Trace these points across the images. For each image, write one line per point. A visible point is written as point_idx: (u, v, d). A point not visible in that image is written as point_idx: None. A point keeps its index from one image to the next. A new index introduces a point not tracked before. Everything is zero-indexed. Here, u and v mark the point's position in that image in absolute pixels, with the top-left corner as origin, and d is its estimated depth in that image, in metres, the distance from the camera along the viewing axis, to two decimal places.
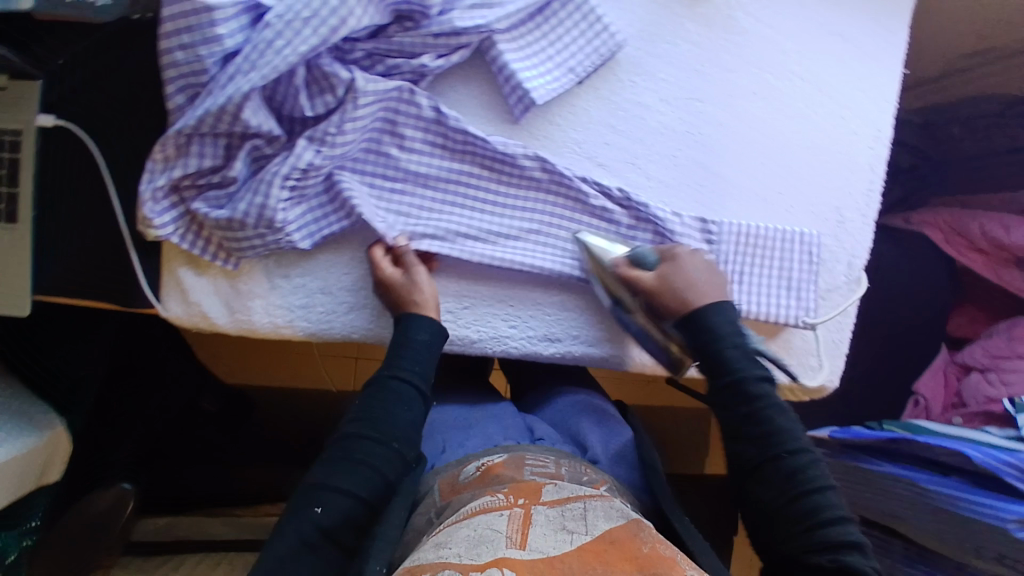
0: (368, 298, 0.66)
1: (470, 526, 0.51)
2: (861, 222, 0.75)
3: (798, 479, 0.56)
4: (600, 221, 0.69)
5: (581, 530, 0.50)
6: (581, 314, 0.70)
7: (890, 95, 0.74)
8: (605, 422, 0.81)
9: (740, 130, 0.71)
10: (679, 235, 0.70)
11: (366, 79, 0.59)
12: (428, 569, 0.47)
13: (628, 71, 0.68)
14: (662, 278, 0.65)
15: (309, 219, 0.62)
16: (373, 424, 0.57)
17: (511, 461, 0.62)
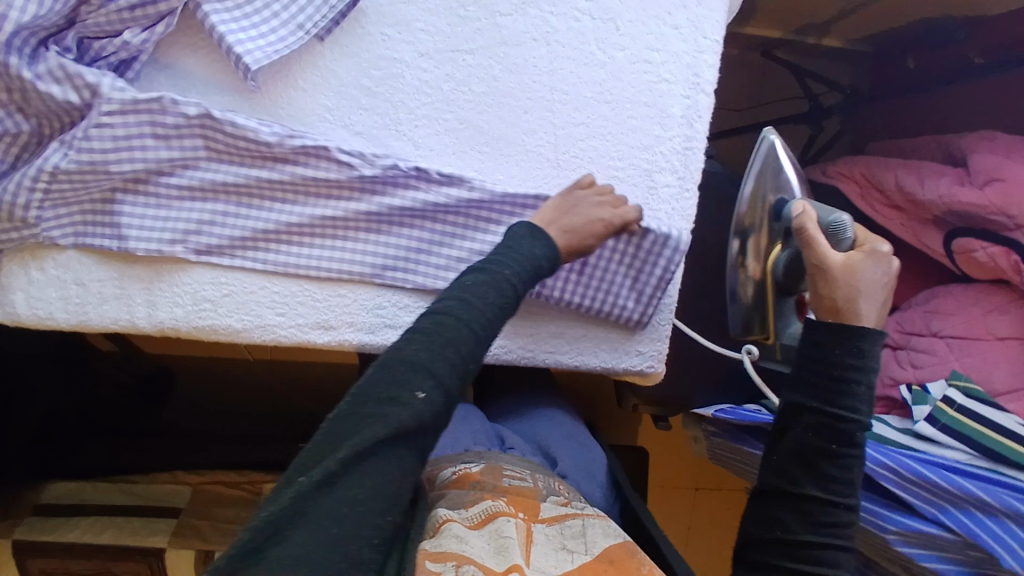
0: (123, 288, 0.64)
1: (484, 531, 0.52)
2: (678, 185, 0.65)
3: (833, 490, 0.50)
4: (370, 199, 0.62)
5: (581, 549, 0.53)
6: (359, 302, 0.65)
7: (713, 30, 0.63)
8: (574, 435, 0.78)
9: (523, 85, 0.63)
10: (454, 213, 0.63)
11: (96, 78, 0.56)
12: (451, 558, 0.49)
13: (376, 23, 0.61)
14: (848, 263, 0.55)
15: (60, 219, 0.60)
16: (444, 368, 0.48)
17: (488, 470, 0.62)
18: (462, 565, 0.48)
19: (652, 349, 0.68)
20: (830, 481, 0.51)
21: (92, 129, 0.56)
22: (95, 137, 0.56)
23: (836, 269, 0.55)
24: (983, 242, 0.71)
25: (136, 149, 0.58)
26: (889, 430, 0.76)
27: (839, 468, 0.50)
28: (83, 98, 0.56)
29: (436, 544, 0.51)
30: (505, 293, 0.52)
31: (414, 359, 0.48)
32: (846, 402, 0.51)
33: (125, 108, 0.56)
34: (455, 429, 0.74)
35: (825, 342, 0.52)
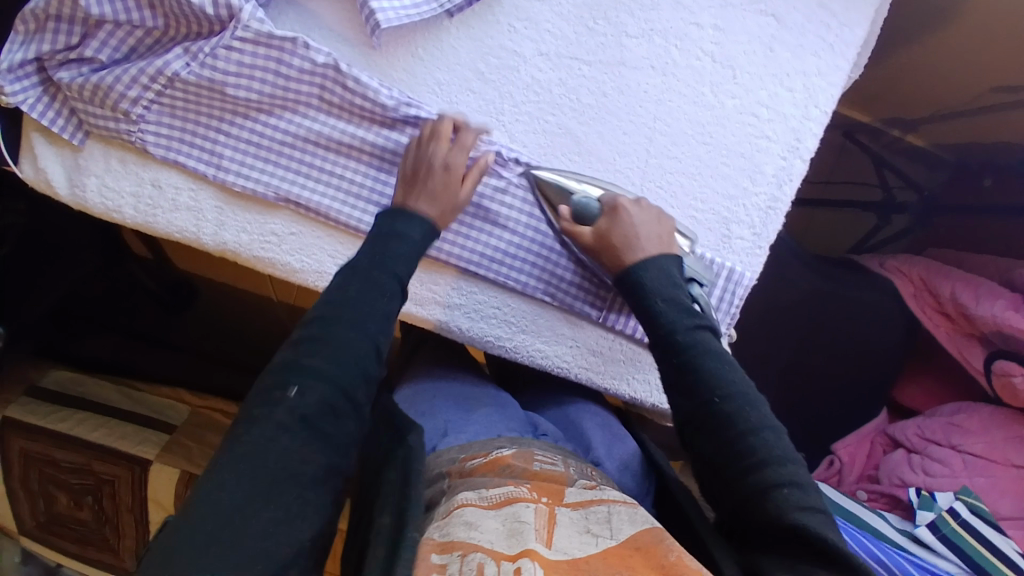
0: (195, 202, 0.65)
1: (497, 515, 0.52)
2: (751, 242, 0.65)
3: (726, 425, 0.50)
4: None
5: (605, 534, 0.51)
6: (426, 276, 0.65)
7: (826, 102, 0.63)
8: (608, 424, 0.78)
9: (630, 107, 0.63)
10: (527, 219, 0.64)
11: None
12: (458, 548, 0.49)
13: (508, 13, 0.62)
14: (599, 235, 0.60)
15: (157, 116, 0.62)
16: (333, 358, 0.48)
17: (517, 455, 0.62)
18: (469, 554, 0.48)
19: None
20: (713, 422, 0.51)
21: (220, 47, 0.58)
22: (222, 57, 0.58)
23: (592, 240, 0.60)
24: (1023, 371, 0.73)
25: (252, 75, 0.59)
26: (887, 525, 0.77)
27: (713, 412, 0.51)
28: (219, 15, 0.58)
29: (444, 534, 0.51)
30: (383, 279, 0.52)
31: (307, 349, 0.48)
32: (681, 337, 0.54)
33: (258, 39, 0.58)
34: (488, 415, 0.74)
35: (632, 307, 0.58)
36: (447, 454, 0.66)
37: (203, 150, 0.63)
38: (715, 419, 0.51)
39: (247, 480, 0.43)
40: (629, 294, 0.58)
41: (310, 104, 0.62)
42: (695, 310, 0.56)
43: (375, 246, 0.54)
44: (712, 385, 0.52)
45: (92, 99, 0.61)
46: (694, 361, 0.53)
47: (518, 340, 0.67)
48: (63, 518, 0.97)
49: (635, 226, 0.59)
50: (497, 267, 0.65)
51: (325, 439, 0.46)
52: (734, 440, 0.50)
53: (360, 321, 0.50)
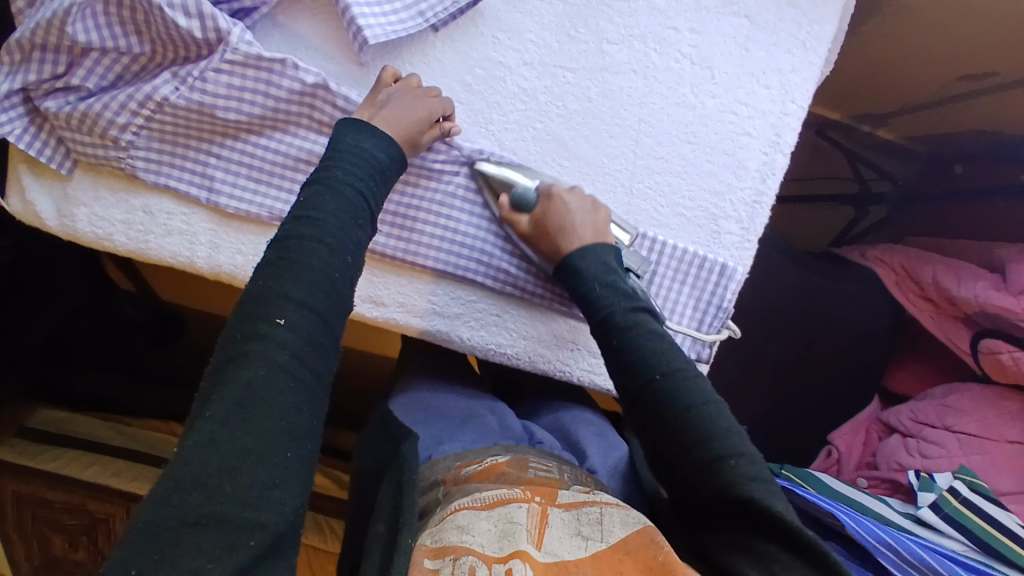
0: (187, 225, 0.65)
1: (491, 517, 0.52)
2: (741, 236, 0.67)
3: (668, 398, 0.55)
4: (453, 191, 0.66)
5: (596, 537, 0.51)
6: (432, 287, 0.67)
7: (800, 96, 0.65)
8: (603, 434, 0.79)
9: (614, 110, 0.65)
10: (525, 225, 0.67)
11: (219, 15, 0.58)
12: (449, 553, 0.50)
13: (491, 25, 0.63)
14: (536, 223, 0.63)
15: (148, 143, 0.62)
16: (305, 288, 0.48)
17: (513, 462, 0.63)
18: (461, 557, 0.49)
19: None
20: (660, 397, 0.55)
21: (209, 71, 0.59)
22: (211, 80, 0.59)
23: (529, 228, 0.63)
24: (1010, 347, 0.75)
25: (242, 97, 0.60)
26: (890, 509, 0.78)
27: (657, 389, 0.55)
28: (207, 38, 0.59)
29: (437, 538, 0.52)
30: (349, 198, 0.53)
31: (289, 282, 0.47)
32: (620, 321, 0.58)
33: (247, 61, 0.59)
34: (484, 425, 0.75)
35: (574, 295, 0.62)
36: (443, 462, 0.66)
37: (194, 173, 0.63)
38: (659, 399, 0.55)
39: (245, 429, 0.42)
40: (569, 282, 0.62)
41: (301, 124, 0.62)
42: (634, 293, 0.60)
43: (338, 165, 0.54)
44: (653, 364, 0.56)
45: (80, 127, 0.61)
46: (632, 341, 0.57)
47: (518, 346, 0.69)
48: (61, 561, 0.96)
49: (567, 214, 0.62)
50: (489, 270, 0.66)
51: (311, 377, 0.47)
52: (680, 416, 0.54)
53: (335, 245, 0.50)
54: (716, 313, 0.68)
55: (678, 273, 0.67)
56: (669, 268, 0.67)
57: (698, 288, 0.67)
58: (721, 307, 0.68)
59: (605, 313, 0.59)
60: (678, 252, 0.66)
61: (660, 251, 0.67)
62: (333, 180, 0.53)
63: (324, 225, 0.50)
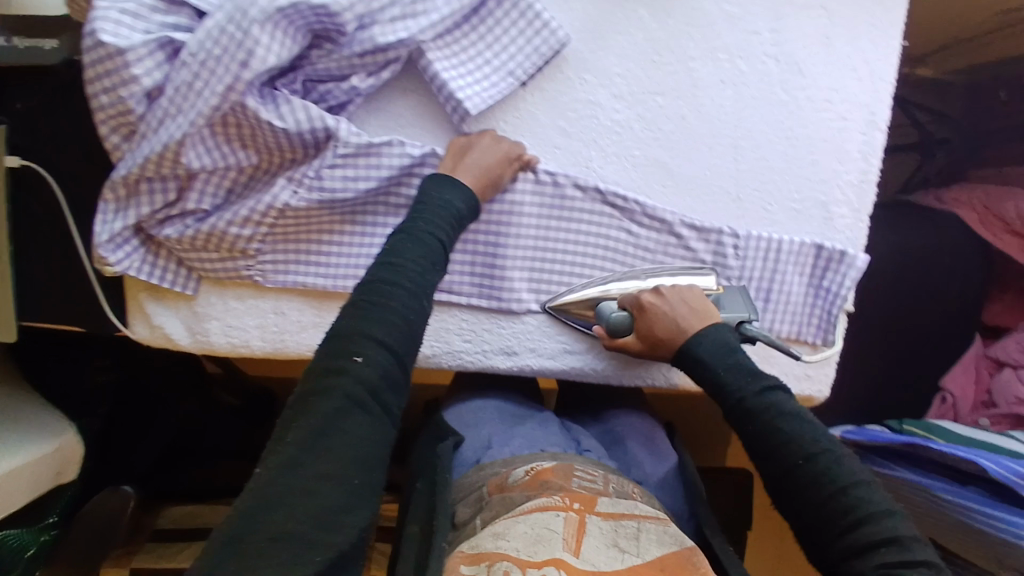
0: (316, 318, 0.66)
1: (527, 521, 0.54)
2: (853, 217, 0.67)
3: (824, 483, 0.49)
4: (583, 224, 0.66)
5: (633, 551, 0.52)
6: (562, 321, 0.68)
7: (887, 72, 0.65)
8: (651, 445, 0.81)
9: (708, 122, 0.66)
10: (643, 240, 0.67)
11: (325, 117, 0.59)
12: (485, 559, 0.51)
13: (577, 67, 0.64)
14: (644, 339, 0.62)
15: (277, 251, 0.64)
16: (377, 322, 0.49)
17: (560, 469, 0.64)
18: (495, 563, 0.51)
19: (822, 375, 0.70)
20: (817, 480, 0.50)
21: (324, 168, 0.60)
22: (327, 176, 0.60)
23: (643, 344, 0.62)
24: None
25: (355, 186, 0.61)
26: (1022, 444, 0.80)
27: (810, 477, 0.50)
28: (316, 138, 0.60)
29: (474, 544, 0.54)
30: (429, 245, 0.54)
31: (370, 317, 0.49)
32: (762, 402, 0.53)
33: (359, 151, 0.60)
34: (533, 431, 0.77)
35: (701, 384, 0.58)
36: (490, 467, 0.68)
37: (317, 268, 0.64)
38: (805, 478, 0.50)
39: (319, 453, 0.45)
40: (691, 373, 0.58)
41: (397, 201, 0.64)
42: (759, 371, 0.55)
43: (422, 215, 0.56)
44: (792, 449, 0.51)
45: (206, 246, 0.63)
46: (775, 426, 0.52)
47: (653, 369, 0.69)
48: None
49: (671, 318, 0.60)
50: (600, 292, 0.68)
51: (384, 410, 0.48)
52: (823, 499, 0.49)
53: (415, 287, 0.52)
54: (835, 302, 0.68)
55: (795, 267, 0.67)
56: (784, 266, 0.67)
57: (820, 278, 0.68)
58: (848, 293, 0.68)
59: (733, 397, 0.55)
60: (798, 249, 0.67)
61: (776, 248, 0.67)
62: (418, 231, 0.55)
63: (394, 266, 0.52)
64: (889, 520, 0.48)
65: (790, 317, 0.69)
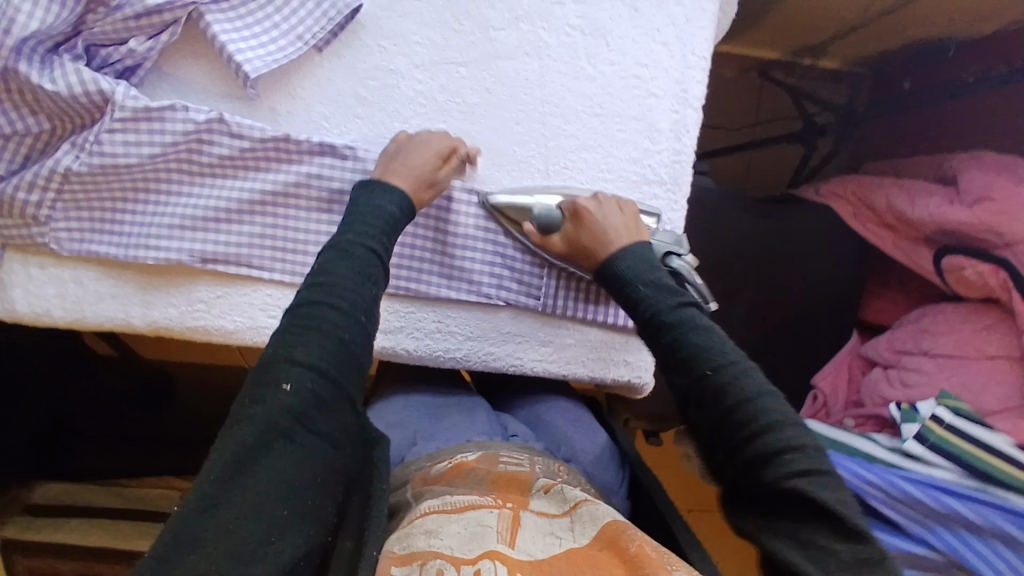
0: (115, 288, 0.65)
1: (461, 519, 0.50)
2: (666, 196, 0.66)
3: (726, 394, 0.46)
4: None
5: (569, 537, 0.49)
6: (414, 303, 0.67)
7: (700, 46, 0.65)
8: (580, 420, 0.77)
9: (517, 96, 0.65)
10: (454, 222, 0.66)
11: (126, 92, 0.59)
12: (418, 558, 0.47)
13: (373, 34, 0.63)
14: (569, 241, 0.62)
15: (71, 220, 0.63)
16: (304, 344, 0.45)
17: (484, 456, 0.62)
18: (428, 562, 0.46)
19: (641, 359, 0.69)
20: (721, 386, 0.47)
21: (103, 133, 0.60)
22: (106, 141, 0.60)
23: (564, 246, 0.63)
24: (972, 261, 0.73)
25: (137, 151, 0.61)
26: (877, 446, 0.75)
27: (712, 385, 0.47)
28: (92, 102, 0.59)
29: (405, 545, 0.49)
30: (362, 258, 0.51)
31: (302, 338, 0.45)
32: (677, 312, 0.51)
33: (138, 115, 0.60)
34: (460, 423, 0.73)
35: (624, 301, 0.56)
36: (415, 462, 0.65)
37: (111, 236, 0.64)
38: (710, 391, 0.47)
39: (240, 490, 0.41)
40: (612, 286, 0.58)
41: (186, 170, 0.63)
42: (678, 289, 0.54)
43: (356, 228, 0.53)
44: (699, 358, 0.48)
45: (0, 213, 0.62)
46: (681, 339, 0.50)
47: (466, 348, 0.68)
48: None
49: (600, 230, 0.60)
50: (410, 270, 0.66)
51: (316, 437, 0.44)
52: (725, 410, 0.46)
53: (348, 307, 0.48)
54: None
55: None
56: None
57: None
58: None
59: (647, 311, 0.53)
60: None
61: None
62: (340, 240, 0.52)
63: (324, 285, 0.48)
64: (790, 428, 0.44)
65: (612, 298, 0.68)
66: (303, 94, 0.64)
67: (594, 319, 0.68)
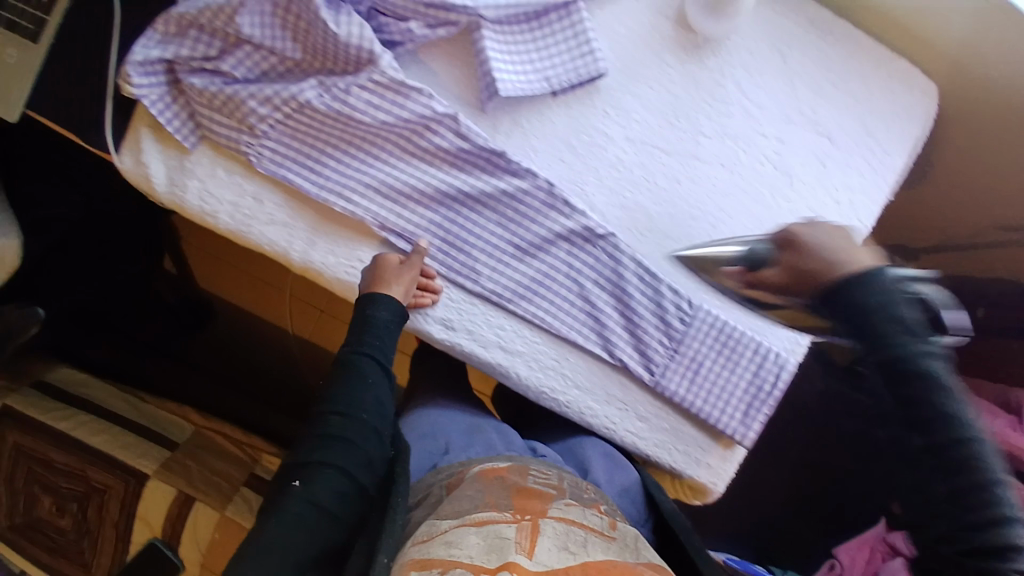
0: (289, 218, 0.69)
1: (480, 532, 0.56)
2: (795, 331, 0.70)
3: (969, 469, 0.45)
4: (569, 248, 0.70)
5: (582, 552, 0.54)
6: (540, 333, 0.70)
7: (869, 215, 0.70)
8: (612, 454, 0.75)
9: (700, 194, 0.70)
10: (629, 284, 0.69)
11: (391, 62, 0.65)
12: (436, 565, 0.53)
13: (604, 100, 0.69)
14: (790, 267, 0.57)
15: (280, 143, 0.67)
16: (334, 407, 0.69)
17: (515, 467, 0.68)
18: (448, 569, 0.52)
19: (721, 468, 0.70)
20: (966, 455, 0.46)
21: (354, 86, 0.65)
22: (354, 94, 0.66)
23: (784, 276, 0.57)
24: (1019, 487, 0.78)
25: (375, 113, 0.66)
26: None
27: (957, 452, 0.46)
28: (359, 57, 0.64)
29: (428, 551, 0.56)
30: (359, 385, 0.70)
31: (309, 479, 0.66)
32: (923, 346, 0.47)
33: (391, 84, 0.65)
34: (490, 437, 0.79)
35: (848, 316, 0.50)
36: (446, 468, 0.72)
37: (309, 173, 0.68)
38: (953, 457, 0.46)
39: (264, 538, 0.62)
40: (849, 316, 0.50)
41: (399, 144, 0.68)
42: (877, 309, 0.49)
43: (365, 338, 0.70)
44: (945, 416, 0.46)
45: (221, 109, 0.66)
46: (928, 389, 0.46)
47: (570, 395, 0.70)
48: (44, 524, 0.96)
49: (822, 248, 0.55)
50: (550, 304, 0.70)
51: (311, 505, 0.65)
52: (964, 488, 0.45)
53: (348, 407, 0.69)
54: (765, 400, 0.68)
55: (732, 357, 0.69)
56: (730, 351, 0.69)
57: (756, 387, 0.69)
58: (778, 394, 0.68)
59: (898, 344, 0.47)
60: (741, 337, 0.68)
61: (720, 334, 0.69)
62: (348, 357, 0.71)
63: (323, 449, 0.68)
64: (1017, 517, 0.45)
65: (717, 401, 0.69)
66: (526, 124, 0.69)
67: (691, 414, 0.70)
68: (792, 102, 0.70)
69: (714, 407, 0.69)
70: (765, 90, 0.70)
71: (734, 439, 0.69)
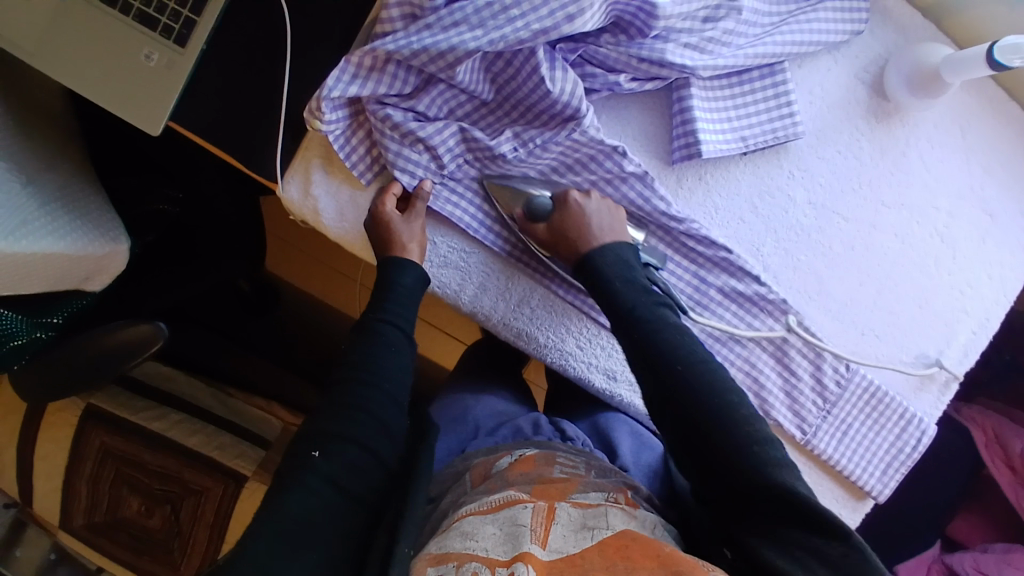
0: (474, 263, 0.67)
1: (497, 520, 0.52)
2: (935, 398, 0.71)
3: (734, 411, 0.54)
4: (740, 310, 0.68)
5: (603, 527, 0.51)
6: None
7: (1012, 291, 0.72)
8: (638, 433, 0.75)
9: (869, 263, 0.70)
10: (793, 348, 0.69)
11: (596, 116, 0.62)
12: (453, 559, 0.49)
13: (792, 161, 0.68)
14: None
15: (463, 191, 0.65)
16: (362, 366, 0.62)
17: (542, 456, 0.65)
18: (464, 564, 0.48)
19: (850, 517, 0.72)
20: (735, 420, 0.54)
21: (551, 142, 0.63)
22: (551, 150, 0.63)
23: None
24: None
25: None
26: None
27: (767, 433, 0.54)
28: (562, 113, 0.62)
29: (442, 544, 0.52)
30: (387, 337, 0.64)
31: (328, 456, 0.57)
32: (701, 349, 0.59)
33: (590, 143, 0.62)
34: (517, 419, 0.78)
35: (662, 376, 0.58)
36: (476, 455, 0.69)
37: (490, 219, 0.65)
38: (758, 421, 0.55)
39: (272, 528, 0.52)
40: (591, 282, 0.64)
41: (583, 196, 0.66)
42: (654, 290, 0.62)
43: (387, 302, 0.65)
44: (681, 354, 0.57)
45: (406, 147, 0.63)
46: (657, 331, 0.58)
47: None
48: (124, 523, 0.91)
49: None
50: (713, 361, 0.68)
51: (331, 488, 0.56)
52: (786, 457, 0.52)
53: (370, 374, 0.61)
54: (905, 460, 0.70)
55: (876, 420, 0.70)
56: (876, 416, 0.69)
57: (899, 448, 0.70)
58: (916, 454, 0.70)
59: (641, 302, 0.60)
60: (890, 403, 0.69)
61: (874, 399, 0.69)
62: (367, 320, 0.65)
63: (354, 419, 0.59)
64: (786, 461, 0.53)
65: (862, 460, 0.70)
66: (715, 178, 0.68)
67: (833, 469, 0.71)
68: (964, 175, 0.71)
69: (858, 465, 0.70)
70: (943, 162, 0.70)
71: (872, 493, 0.71)
